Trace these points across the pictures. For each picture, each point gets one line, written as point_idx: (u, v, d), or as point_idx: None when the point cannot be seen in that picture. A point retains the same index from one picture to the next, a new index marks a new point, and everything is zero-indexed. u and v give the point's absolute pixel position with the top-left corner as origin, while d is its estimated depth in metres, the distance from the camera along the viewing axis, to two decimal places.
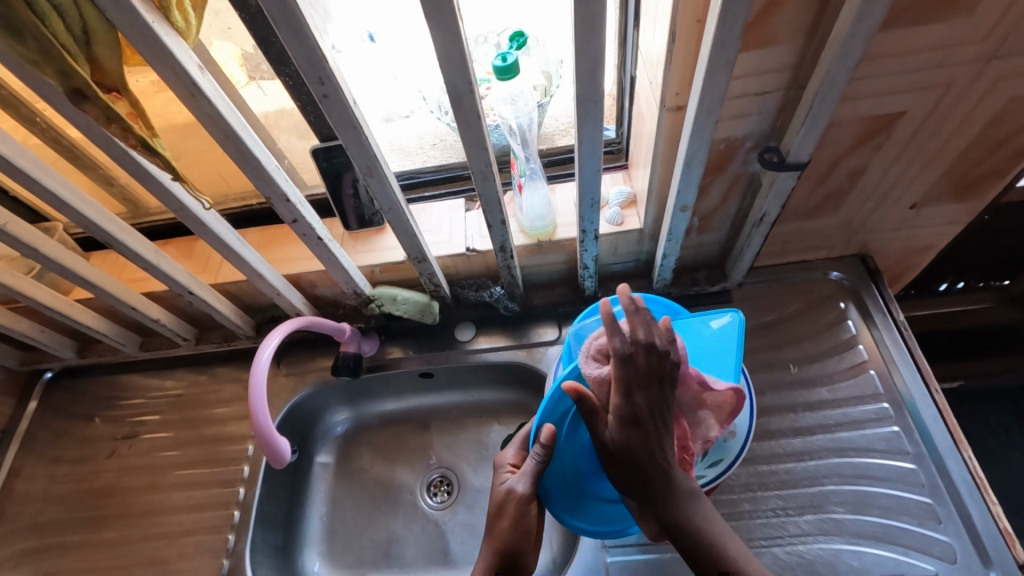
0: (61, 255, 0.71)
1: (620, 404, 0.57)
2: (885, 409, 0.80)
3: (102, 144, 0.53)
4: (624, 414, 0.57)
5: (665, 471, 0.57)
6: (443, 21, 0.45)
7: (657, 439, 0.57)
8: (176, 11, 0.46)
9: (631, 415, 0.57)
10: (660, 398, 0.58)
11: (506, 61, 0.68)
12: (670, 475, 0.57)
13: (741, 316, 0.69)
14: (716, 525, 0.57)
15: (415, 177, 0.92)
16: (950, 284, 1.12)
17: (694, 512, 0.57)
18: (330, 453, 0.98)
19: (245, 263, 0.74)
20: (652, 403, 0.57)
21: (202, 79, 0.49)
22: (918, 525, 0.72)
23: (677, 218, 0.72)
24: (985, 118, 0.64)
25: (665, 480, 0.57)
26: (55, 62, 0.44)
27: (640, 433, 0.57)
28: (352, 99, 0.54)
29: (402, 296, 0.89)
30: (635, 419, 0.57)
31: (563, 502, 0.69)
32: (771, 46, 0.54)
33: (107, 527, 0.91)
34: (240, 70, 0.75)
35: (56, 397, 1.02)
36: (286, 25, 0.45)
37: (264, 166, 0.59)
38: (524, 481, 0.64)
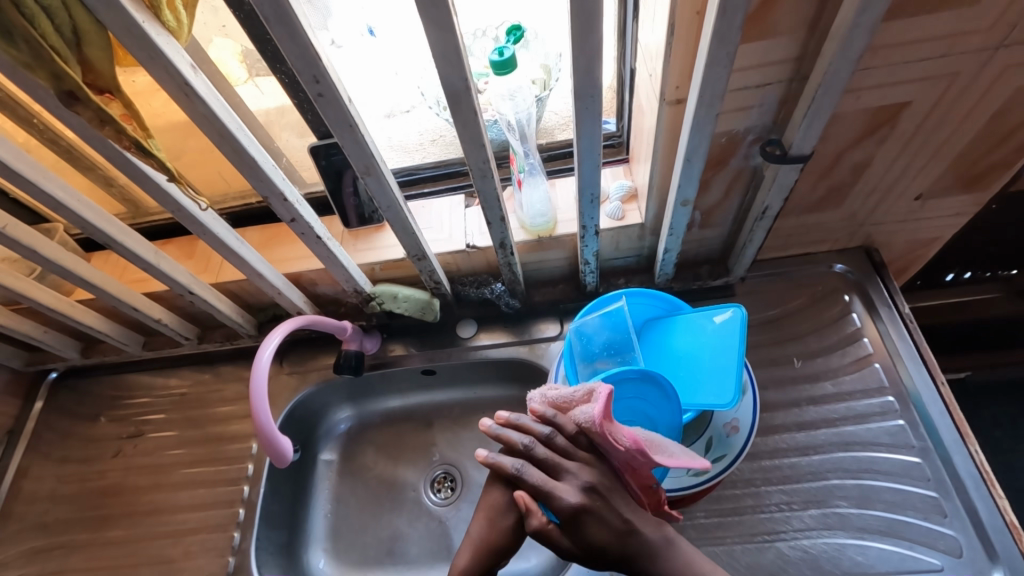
0: (61, 257, 0.71)
1: (559, 502, 0.53)
2: (891, 403, 0.79)
3: (97, 147, 0.53)
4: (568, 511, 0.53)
5: (630, 530, 0.54)
6: (437, 17, 0.44)
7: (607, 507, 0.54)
8: (167, 10, 0.46)
9: (572, 507, 0.53)
10: (585, 467, 0.56)
11: (504, 55, 0.68)
12: (636, 533, 0.54)
13: (743, 310, 0.67)
14: (698, 560, 0.55)
15: (414, 173, 0.91)
16: (956, 275, 1.11)
17: (673, 557, 0.54)
18: (334, 451, 0.98)
19: (244, 263, 0.74)
20: (581, 481, 0.55)
21: (195, 79, 0.49)
22: (923, 519, 0.72)
23: (678, 213, 0.71)
24: (993, 108, 0.62)
25: (634, 543, 0.54)
26: (47, 65, 0.44)
27: (590, 516, 0.53)
28: (347, 97, 0.53)
29: (403, 294, 0.89)
30: (580, 506, 0.53)
31: None
32: (773, 38, 0.53)
33: (115, 525, 0.92)
34: (240, 67, 0.75)
35: (62, 397, 1.03)
36: (279, 24, 0.44)
37: (261, 166, 0.58)
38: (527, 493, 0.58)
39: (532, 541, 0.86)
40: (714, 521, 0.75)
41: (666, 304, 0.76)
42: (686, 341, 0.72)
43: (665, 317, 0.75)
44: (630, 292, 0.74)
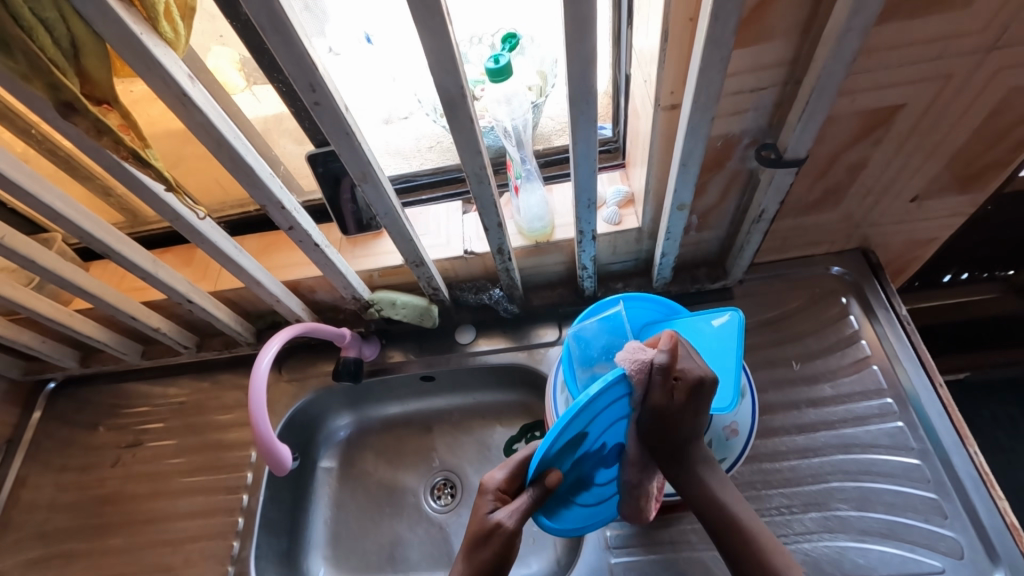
0: (59, 267, 0.71)
1: (688, 371, 0.57)
2: (889, 405, 0.79)
3: (96, 156, 0.53)
4: (692, 382, 0.57)
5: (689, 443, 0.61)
6: (433, 25, 0.45)
7: (700, 413, 0.59)
8: (164, 21, 0.46)
9: (697, 381, 0.57)
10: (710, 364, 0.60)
11: (499, 64, 0.69)
12: (693, 446, 0.62)
13: (741, 315, 0.68)
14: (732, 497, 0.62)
15: (411, 180, 0.92)
16: (954, 275, 1.11)
17: (710, 486, 0.62)
18: (333, 458, 0.98)
19: (243, 271, 0.74)
20: (710, 368, 0.59)
21: (193, 89, 0.49)
22: (923, 521, 0.72)
23: (675, 216, 0.72)
24: (985, 109, 0.63)
25: (686, 455, 0.62)
26: (44, 76, 0.44)
27: (700, 398, 0.58)
28: (344, 105, 0.54)
29: (401, 300, 0.89)
30: (703, 382, 0.57)
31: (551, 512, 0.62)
32: (766, 42, 0.54)
33: (114, 535, 0.92)
34: (239, 76, 0.75)
35: (60, 406, 1.03)
36: (275, 33, 0.45)
37: (258, 174, 0.58)
38: (515, 517, 0.55)
39: (533, 546, 0.85)
40: None
41: (664, 309, 0.76)
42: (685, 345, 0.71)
43: (663, 321, 0.75)
44: (628, 297, 0.74)
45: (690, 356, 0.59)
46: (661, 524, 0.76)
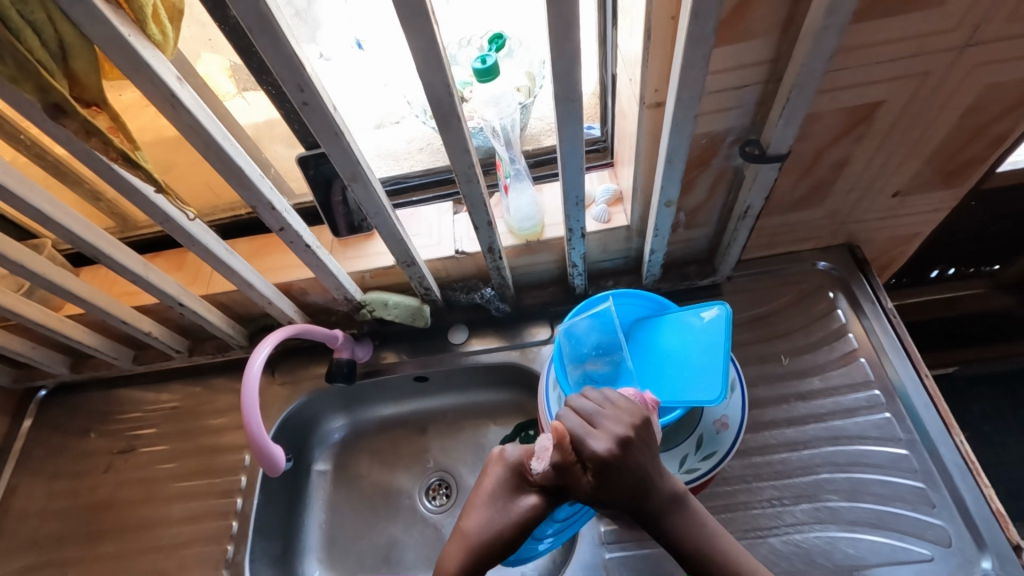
0: (48, 272, 0.71)
1: (589, 455, 0.50)
2: (877, 396, 0.80)
3: (86, 159, 0.53)
4: (600, 462, 0.50)
5: (647, 486, 0.51)
6: (418, 26, 0.45)
7: (635, 460, 0.51)
8: (153, 24, 0.46)
9: (603, 459, 0.49)
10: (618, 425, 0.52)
11: (487, 63, 0.70)
12: (652, 490, 0.52)
13: (728, 308, 0.68)
14: (712, 527, 0.53)
15: (403, 182, 0.92)
16: (941, 271, 1.12)
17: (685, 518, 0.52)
18: (328, 461, 0.98)
19: (234, 273, 0.74)
20: (614, 434, 0.51)
21: (182, 91, 0.50)
22: (912, 510, 0.73)
23: (663, 213, 0.72)
24: (963, 105, 0.64)
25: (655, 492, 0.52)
26: (33, 78, 0.44)
27: (617, 466, 0.50)
28: (333, 105, 0.54)
29: (393, 301, 0.90)
30: (611, 456, 0.50)
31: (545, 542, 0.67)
32: (747, 40, 0.55)
33: (107, 541, 0.91)
34: (229, 82, 0.76)
35: (51, 413, 1.02)
36: (262, 33, 0.45)
37: (248, 176, 0.59)
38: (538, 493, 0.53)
39: None
40: None
41: (653, 304, 0.77)
42: (675, 339, 0.72)
43: (653, 317, 0.77)
44: (617, 293, 0.74)
45: (593, 429, 0.52)
46: None
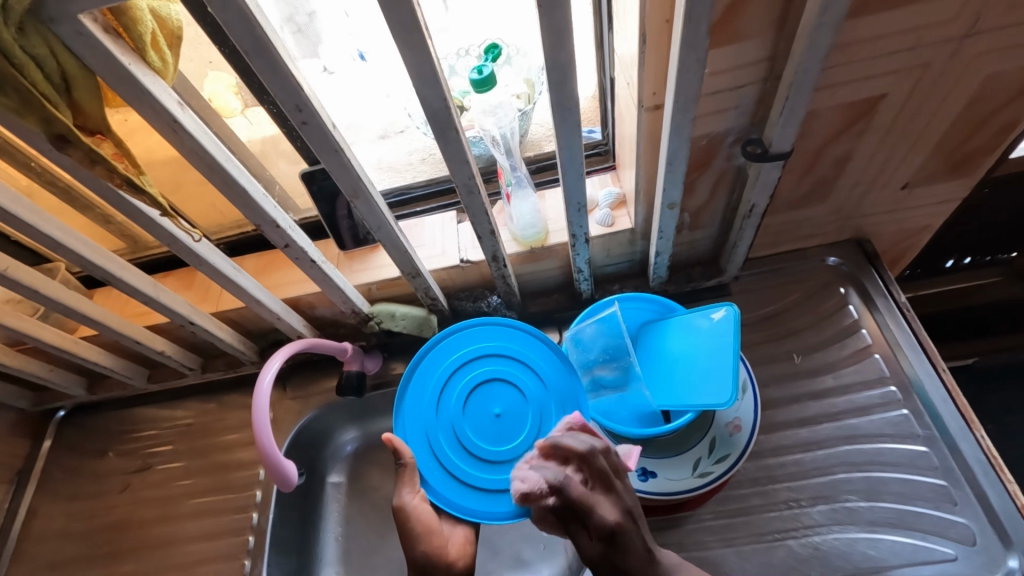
0: (62, 296, 0.72)
1: (598, 519, 0.52)
2: (893, 393, 0.79)
3: (91, 185, 0.54)
4: (608, 526, 0.52)
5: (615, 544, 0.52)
6: (411, 42, 0.46)
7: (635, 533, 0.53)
8: (152, 51, 0.47)
9: (611, 528, 0.52)
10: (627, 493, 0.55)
11: (482, 73, 0.71)
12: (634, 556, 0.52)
13: (736, 308, 0.66)
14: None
15: (405, 193, 0.92)
16: (956, 260, 1.10)
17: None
18: (341, 473, 0.98)
19: (242, 291, 0.75)
20: (622, 504, 0.54)
21: (183, 115, 0.50)
22: (933, 509, 0.71)
23: (666, 216, 0.72)
24: (969, 95, 0.63)
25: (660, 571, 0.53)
26: (38, 110, 0.45)
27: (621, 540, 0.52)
28: (331, 123, 0.54)
29: (400, 312, 0.91)
30: (617, 526, 0.52)
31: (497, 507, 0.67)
32: (742, 41, 0.55)
33: (126, 560, 0.92)
34: (236, 99, 0.77)
35: (71, 434, 1.04)
36: (258, 57, 0.46)
37: (251, 195, 0.59)
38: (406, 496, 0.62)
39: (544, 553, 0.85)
40: (723, 522, 0.75)
41: (658, 307, 0.78)
42: (682, 343, 0.71)
43: (659, 320, 0.77)
44: (621, 298, 0.76)
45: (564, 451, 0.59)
46: (670, 525, 0.76)
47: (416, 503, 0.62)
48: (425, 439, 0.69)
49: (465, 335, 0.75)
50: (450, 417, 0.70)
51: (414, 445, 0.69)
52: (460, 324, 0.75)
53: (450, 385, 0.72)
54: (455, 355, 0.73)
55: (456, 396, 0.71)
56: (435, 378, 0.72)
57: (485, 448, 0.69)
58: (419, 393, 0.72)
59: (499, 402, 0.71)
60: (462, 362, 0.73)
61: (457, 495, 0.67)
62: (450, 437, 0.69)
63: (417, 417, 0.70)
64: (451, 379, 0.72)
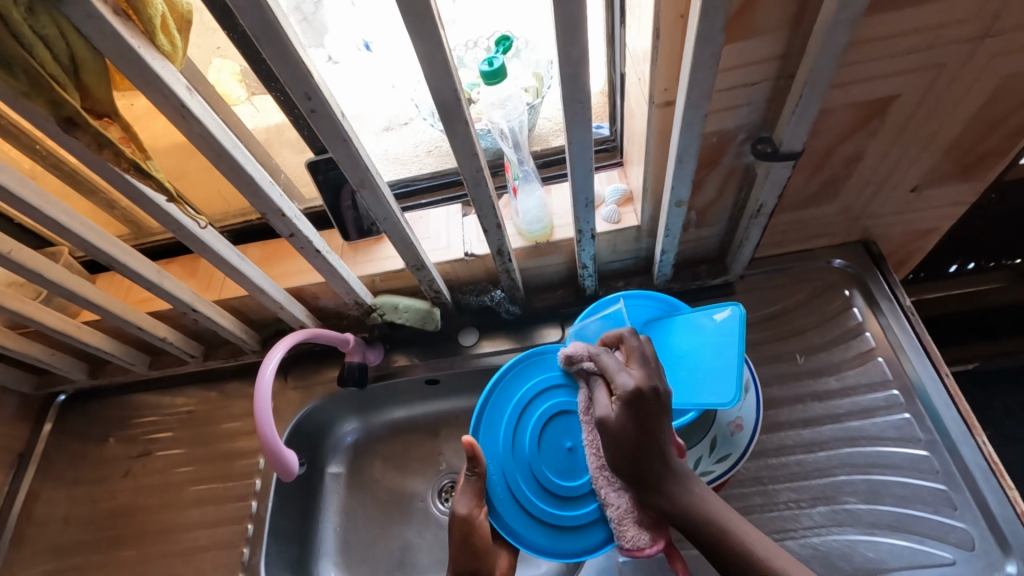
0: (66, 280, 0.71)
1: (618, 384, 0.57)
2: (895, 396, 0.78)
3: (97, 169, 0.54)
4: (626, 391, 0.56)
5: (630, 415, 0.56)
6: (424, 30, 0.45)
7: (659, 409, 0.55)
8: (162, 35, 0.47)
9: (626, 392, 0.56)
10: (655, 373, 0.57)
11: (494, 65, 0.69)
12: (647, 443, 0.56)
13: (741, 308, 0.66)
14: (714, 500, 0.56)
15: (411, 185, 0.92)
16: (960, 265, 1.10)
17: (690, 492, 0.56)
18: (341, 464, 0.98)
19: (246, 279, 0.75)
20: (650, 380, 0.57)
21: (191, 100, 0.50)
22: (933, 513, 0.71)
23: (674, 214, 0.72)
24: (982, 97, 0.62)
25: (661, 460, 0.56)
26: (45, 92, 0.45)
27: (635, 409, 0.55)
28: (340, 111, 0.54)
29: (403, 304, 0.90)
30: (637, 393, 0.55)
31: (569, 545, 0.67)
32: (756, 38, 0.54)
33: (126, 545, 0.93)
34: (239, 87, 0.76)
35: (72, 419, 1.04)
36: (269, 43, 0.45)
37: (258, 183, 0.59)
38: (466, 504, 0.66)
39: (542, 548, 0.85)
40: None
41: (663, 305, 0.78)
42: (687, 341, 0.71)
43: (664, 318, 0.76)
44: (627, 295, 0.77)
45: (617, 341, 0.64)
46: None
47: (477, 515, 0.66)
48: (499, 471, 0.70)
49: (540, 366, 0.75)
50: (526, 452, 0.70)
51: (490, 480, 0.69)
52: (535, 353, 0.76)
53: (525, 416, 0.72)
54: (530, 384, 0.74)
55: (530, 429, 0.71)
56: (511, 408, 0.73)
57: (559, 483, 0.68)
58: (494, 426, 0.72)
59: (574, 435, 0.71)
60: (535, 394, 0.73)
61: (529, 529, 0.68)
62: (526, 473, 0.70)
63: (494, 450, 0.71)
64: (526, 409, 0.73)
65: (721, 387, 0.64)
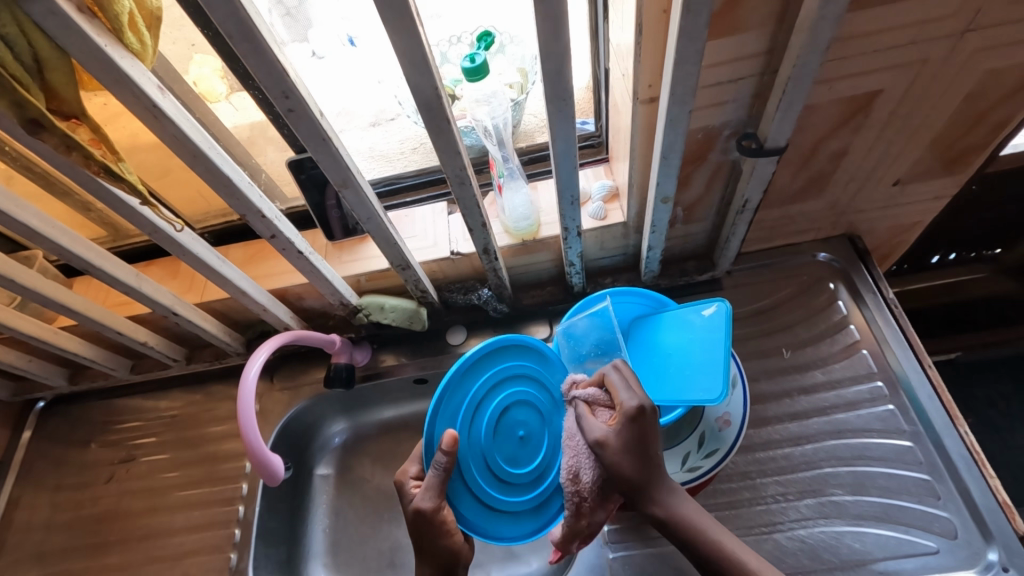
0: (40, 285, 0.69)
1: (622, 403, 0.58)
2: (880, 388, 0.79)
3: (67, 172, 0.52)
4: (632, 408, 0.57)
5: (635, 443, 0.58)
6: (404, 28, 0.44)
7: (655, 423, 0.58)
8: (130, 33, 0.45)
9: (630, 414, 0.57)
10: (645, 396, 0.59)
11: (476, 62, 0.71)
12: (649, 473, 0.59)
13: (727, 304, 0.65)
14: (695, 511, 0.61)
15: (396, 182, 0.90)
16: (942, 256, 1.11)
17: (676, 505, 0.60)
18: (330, 465, 0.97)
19: (227, 281, 0.74)
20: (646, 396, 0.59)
21: (164, 100, 0.48)
22: (918, 503, 0.72)
23: (660, 210, 0.71)
24: (964, 92, 0.63)
25: (656, 473, 0.59)
26: (8, 93, 0.43)
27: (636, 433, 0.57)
28: (319, 110, 0.53)
29: (390, 304, 0.89)
30: (640, 408, 0.57)
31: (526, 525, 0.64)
32: (740, 34, 0.54)
33: (110, 553, 0.91)
34: (221, 83, 0.74)
35: (52, 425, 1.02)
36: (243, 41, 0.44)
37: (237, 184, 0.58)
38: (431, 498, 0.58)
39: (534, 544, 0.85)
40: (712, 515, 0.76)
41: (651, 302, 0.77)
42: (675, 338, 0.71)
43: (652, 314, 0.77)
44: (614, 292, 0.75)
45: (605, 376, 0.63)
46: None
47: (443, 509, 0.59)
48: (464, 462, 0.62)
49: (488, 358, 0.66)
50: (478, 433, 0.64)
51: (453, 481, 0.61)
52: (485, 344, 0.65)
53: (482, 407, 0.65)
54: (479, 374, 0.65)
55: (488, 415, 0.65)
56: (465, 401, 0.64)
57: (518, 472, 0.64)
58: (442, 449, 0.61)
59: (524, 423, 0.66)
60: (493, 382, 0.66)
61: (489, 520, 0.63)
62: (478, 459, 0.63)
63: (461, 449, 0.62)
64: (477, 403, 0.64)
65: (710, 380, 0.63)
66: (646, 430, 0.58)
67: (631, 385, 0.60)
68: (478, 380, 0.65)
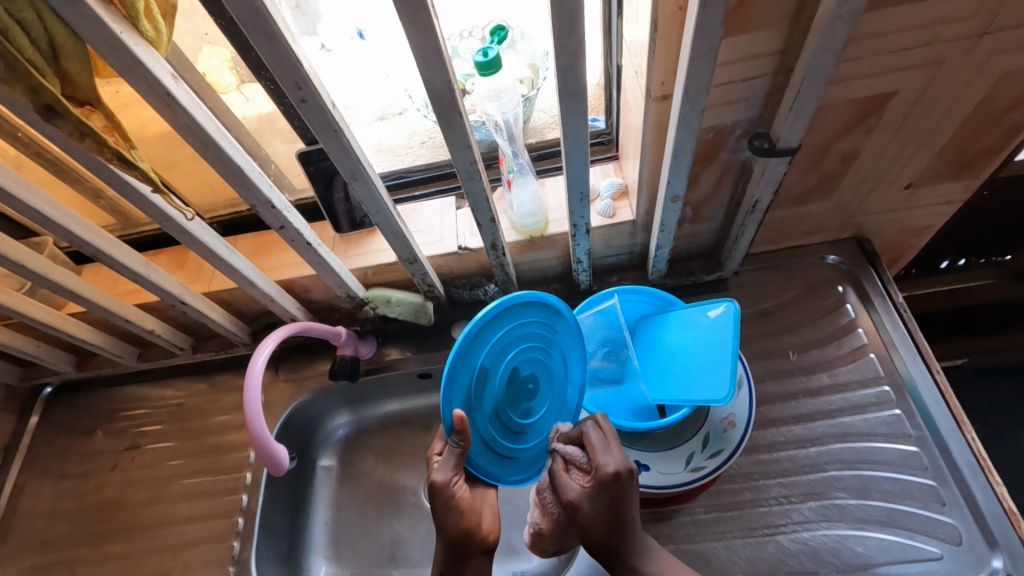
0: (51, 272, 0.70)
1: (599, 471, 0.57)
2: (887, 392, 0.79)
3: (80, 159, 0.52)
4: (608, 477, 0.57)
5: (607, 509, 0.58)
6: (418, 20, 0.44)
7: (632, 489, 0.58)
8: (146, 20, 0.45)
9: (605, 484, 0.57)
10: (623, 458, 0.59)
11: (488, 56, 0.69)
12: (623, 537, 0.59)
13: (736, 304, 0.66)
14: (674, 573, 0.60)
15: (404, 176, 0.90)
16: (951, 261, 1.10)
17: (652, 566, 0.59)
18: (333, 457, 0.98)
19: (235, 271, 0.74)
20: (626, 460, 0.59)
21: (177, 88, 0.48)
22: (922, 508, 0.72)
23: (669, 209, 0.71)
24: (979, 95, 0.62)
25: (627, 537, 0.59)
26: (24, 79, 0.43)
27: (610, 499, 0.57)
28: (331, 102, 0.53)
29: (396, 298, 0.89)
30: (616, 476, 0.56)
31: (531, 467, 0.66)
32: (755, 32, 0.53)
33: (114, 540, 0.92)
34: (231, 74, 0.75)
35: (58, 412, 1.03)
36: (257, 30, 0.44)
37: (247, 174, 0.58)
38: (446, 476, 0.59)
39: None
40: (714, 516, 0.75)
41: (658, 301, 0.77)
42: (680, 337, 0.71)
43: (659, 313, 0.77)
44: (621, 291, 0.75)
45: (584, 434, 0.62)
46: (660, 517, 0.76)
47: (454, 482, 0.60)
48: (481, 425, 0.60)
49: (501, 315, 0.59)
50: (490, 398, 0.60)
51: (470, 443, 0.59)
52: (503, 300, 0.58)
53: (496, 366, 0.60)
54: (494, 330, 0.59)
55: (498, 380, 0.61)
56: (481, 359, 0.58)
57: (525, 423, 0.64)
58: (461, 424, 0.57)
59: (534, 376, 0.64)
60: (509, 339, 0.61)
61: (500, 469, 0.62)
62: (489, 418, 0.60)
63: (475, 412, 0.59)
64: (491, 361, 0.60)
65: (712, 381, 0.64)
66: (620, 498, 0.57)
67: (610, 449, 0.59)
68: (493, 338, 0.59)
